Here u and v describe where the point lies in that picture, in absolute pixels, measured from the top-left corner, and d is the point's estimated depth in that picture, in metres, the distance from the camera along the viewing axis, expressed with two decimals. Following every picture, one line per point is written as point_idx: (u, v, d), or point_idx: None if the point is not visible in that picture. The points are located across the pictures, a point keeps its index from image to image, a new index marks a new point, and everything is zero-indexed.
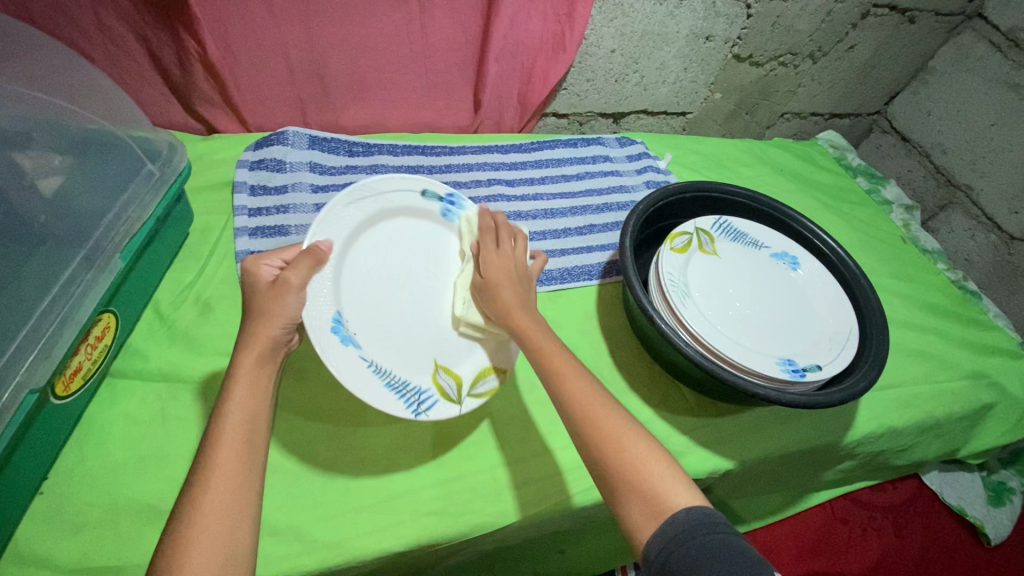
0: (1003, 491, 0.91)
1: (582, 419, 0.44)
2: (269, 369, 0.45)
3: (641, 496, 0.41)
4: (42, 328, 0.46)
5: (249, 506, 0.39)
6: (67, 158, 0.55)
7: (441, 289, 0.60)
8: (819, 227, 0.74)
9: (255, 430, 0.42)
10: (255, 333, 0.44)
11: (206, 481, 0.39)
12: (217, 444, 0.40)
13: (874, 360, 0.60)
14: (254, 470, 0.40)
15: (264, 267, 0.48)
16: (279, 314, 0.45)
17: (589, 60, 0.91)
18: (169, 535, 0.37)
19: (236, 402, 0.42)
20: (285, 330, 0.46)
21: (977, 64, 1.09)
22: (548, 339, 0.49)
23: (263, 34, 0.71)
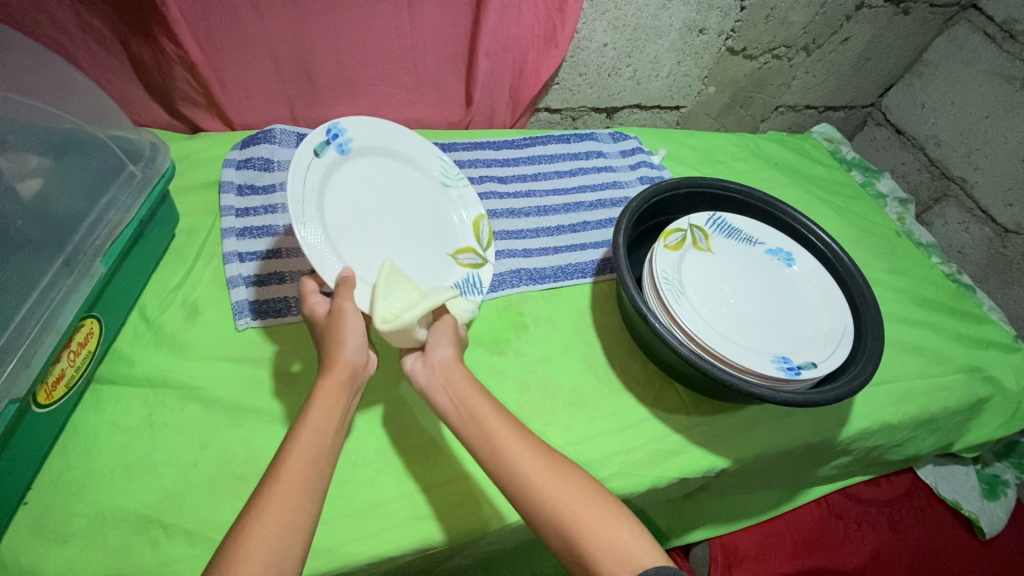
0: (997, 484, 0.92)
1: (531, 481, 0.44)
2: (345, 400, 0.47)
3: (602, 553, 0.41)
4: (22, 335, 0.45)
5: (307, 522, 0.39)
6: (46, 159, 0.54)
7: (386, 198, 0.62)
8: (814, 222, 0.74)
9: (325, 451, 0.43)
10: (330, 363, 0.47)
11: (272, 489, 0.39)
12: (288, 457, 0.41)
13: (869, 357, 0.60)
14: (319, 489, 0.41)
15: (315, 304, 0.52)
16: (351, 342, 0.48)
17: (581, 54, 0.90)
18: (225, 542, 0.37)
19: (312, 423, 0.44)
20: (359, 359, 0.48)
21: (972, 55, 1.08)
22: (478, 394, 0.49)
23: (247, 30, 0.70)
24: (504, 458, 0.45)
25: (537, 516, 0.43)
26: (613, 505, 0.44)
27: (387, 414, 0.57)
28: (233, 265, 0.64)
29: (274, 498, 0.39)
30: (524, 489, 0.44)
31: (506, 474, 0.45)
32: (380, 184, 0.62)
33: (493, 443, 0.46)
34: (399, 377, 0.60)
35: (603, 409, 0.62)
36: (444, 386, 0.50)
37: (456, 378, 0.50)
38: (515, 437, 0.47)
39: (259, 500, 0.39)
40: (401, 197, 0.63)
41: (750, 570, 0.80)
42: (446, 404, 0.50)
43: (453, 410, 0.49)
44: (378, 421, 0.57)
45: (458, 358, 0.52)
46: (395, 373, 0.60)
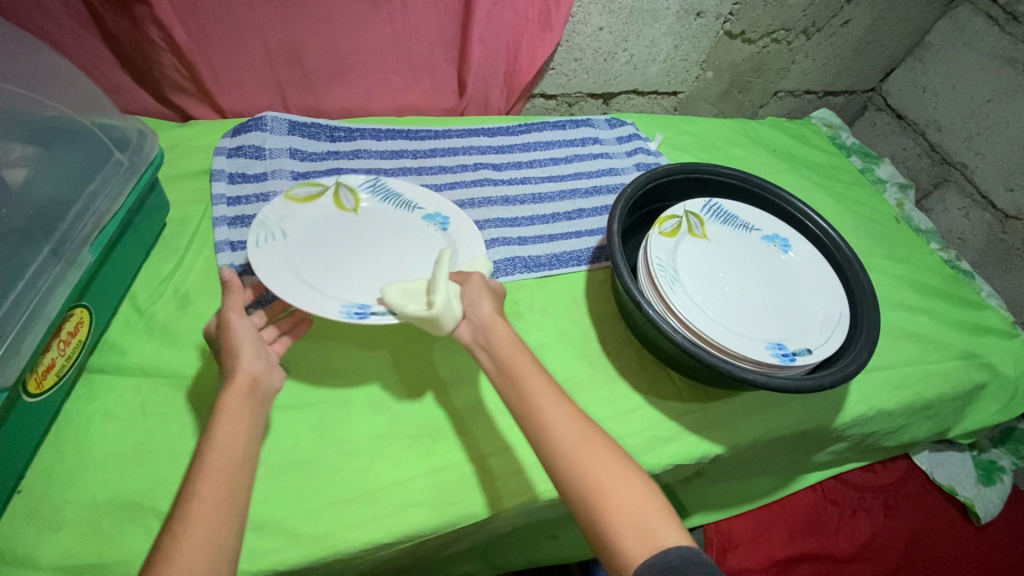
0: (993, 470, 0.92)
1: (565, 444, 0.45)
2: (253, 407, 0.46)
3: (622, 525, 0.41)
4: (9, 325, 0.44)
5: (231, 537, 0.39)
6: (30, 147, 0.53)
7: (324, 254, 0.59)
8: (811, 208, 0.73)
9: (239, 468, 0.42)
10: (229, 375, 0.48)
11: (192, 509, 0.39)
12: (201, 479, 0.41)
13: (865, 342, 0.60)
14: (238, 506, 0.41)
15: (213, 324, 0.51)
16: (240, 356, 0.48)
17: (577, 38, 0.89)
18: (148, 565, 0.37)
19: (219, 440, 0.43)
20: (252, 368, 0.48)
21: (974, 38, 1.06)
22: (521, 357, 0.50)
23: (236, 16, 0.69)
24: (540, 419, 0.46)
25: (565, 479, 0.44)
26: (643, 479, 0.44)
27: (381, 401, 0.57)
28: (225, 254, 0.63)
29: (193, 519, 0.39)
30: (555, 453, 0.45)
31: (539, 433, 0.46)
32: (308, 251, 0.58)
33: (530, 404, 0.47)
34: (394, 366, 0.60)
35: (597, 396, 0.62)
36: (485, 346, 0.52)
37: (495, 338, 0.52)
38: (554, 400, 0.48)
39: (180, 523, 0.38)
40: (324, 240, 0.60)
41: (741, 556, 0.80)
42: (489, 364, 0.51)
43: (495, 372, 0.50)
44: (372, 407, 0.57)
45: (495, 314, 0.53)
46: (388, 359, 0.60)
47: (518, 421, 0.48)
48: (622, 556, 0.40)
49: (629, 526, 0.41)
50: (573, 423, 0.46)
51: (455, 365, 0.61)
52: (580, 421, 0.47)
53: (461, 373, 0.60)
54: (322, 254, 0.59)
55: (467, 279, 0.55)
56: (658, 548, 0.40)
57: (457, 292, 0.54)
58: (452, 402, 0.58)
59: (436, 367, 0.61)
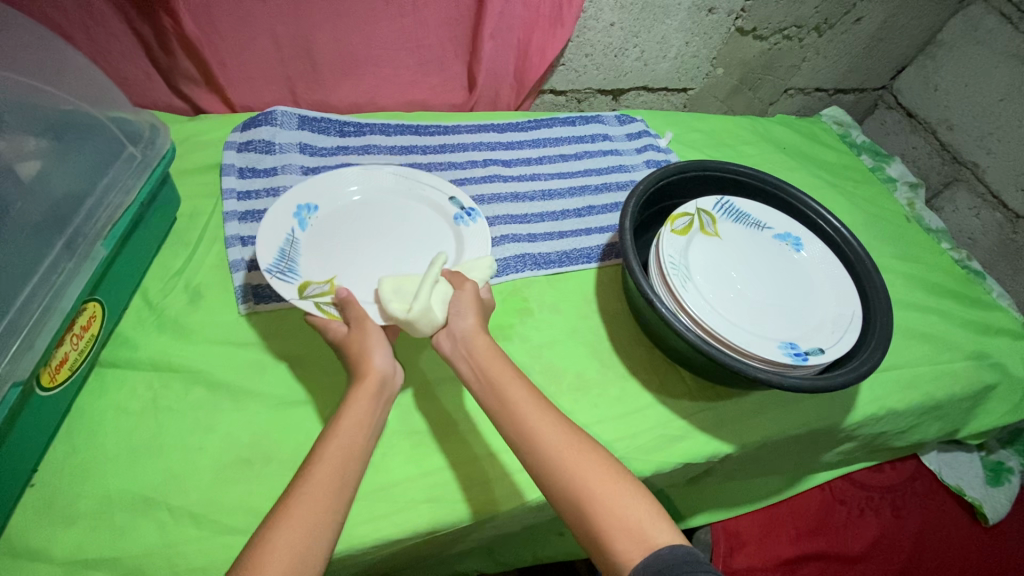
0: (1001, 471, 0.92)
1: (549, 449, 0.45)
2: (376, 410, 0.47)
3: (613, 527, 0.41)
4: (23, 319, 0.44)
5: (334, 514, 0.41)
6: (43, 141, 0.53)
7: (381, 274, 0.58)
8: (823, 206, 0.73)
9: (354, 455, 0.44)
10: (362, 373, 0.48)
11: (306, 484, 0.41)
12: (319, 460, 0.43)
13: (878, 342, 0.59)
14: (348, 488, 0.42)
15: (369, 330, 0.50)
16: (375, 354, 0.49)
17: (588, 33, 0.88)
18: (258, 528, 0.39)
19: (341, 427, 0.45)
20: (385, 369, 0.49)
21: (987, 36, 1.05)
22: (501, 365, 0.50)
23: (247, 9, 0.68)
24: (522, 427, 0.46)
25: (552, 485, 0.44)
26: (631, 480, 0.44)
27: (392, 396, 0.57)
28: (235, 249, 0.63)
29: (303, 496, 0.40)
30: (539, 460, 0.45)
31: (523, 441, 0.46)
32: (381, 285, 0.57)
33: (512, 412, 0.47)
34: (404, 362, 0.60)
35: (608, 394, 0.62)
36: (467, 357, 0.51)
37: (477, 348, 0.51)
38: (535, 408, 0.47)
39: (290, 498, 0.40)
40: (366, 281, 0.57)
41: (750, 556, 0.80)
42: (469, 373, 0.50)
43: (474, 379, 0.50)
44: None
45: (479, 326, 0.52)
46: (398, 356, 0.60)
47: (500, 431, 0.48)
48: (616, 558, 0.40)
49: (620, 528, 0.41)
50: (555, 429, 0.46)
51: None
52: (563, 426, 0.46)
53: None
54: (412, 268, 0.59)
55: (462, 283, 0.54)
56: (652, 550, 0.40)
57: (447, 293, 0.53)
58: (463, 399, 0.58)
59: (447, 365, 0.60)
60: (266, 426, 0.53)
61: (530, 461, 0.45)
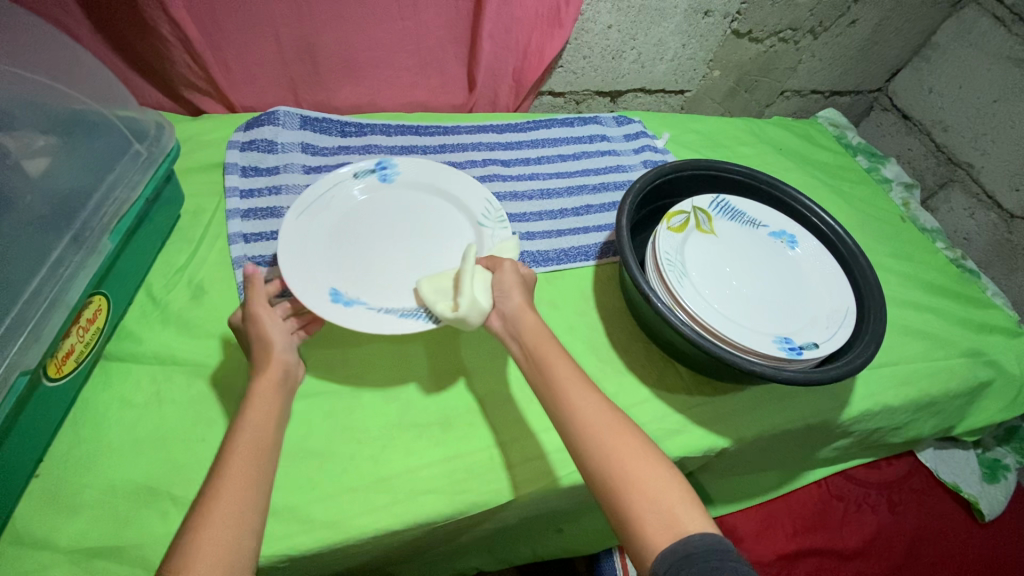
0: (997, 468, 0.92)
1: (591, 426, 0.46)
2: (280, 400, 0.48)
3: (643, 509, 0.41)
4: (32, 310, 0.45)
5: (256, 508, 0.41)
6: (51, 138, 0.55)
7: (431, 246, 0.63)
8: (817, 205, 0.74)
9: (266, 450, 0.44)
10: (263, 362, 0.49)
11: (225, 480, 0.41)
12: (233, 454, 0.43)
13: (872, 336, 0.60)
14: (264, 484, 0.42)
15: (275, 337, 0.50)
16: (274, 342, 0.50)
17: (586, 36, 0.89)
18: (186, 525, 0.39)
19: (251, 420, 0.45)
20: (288, 355, 0.50)
21: (980, 39, 1.06)
22: (551, 347, 0.51)
23: (250, 12, 0.70)
24: (564, 404, 0.47)
25: (590, 466, 0.44)
26: (668, 466, 0.44)
27: (393, 390, 0.58)
28: (238, 246, 0.64)
29: (224, 492, 0.40)
30: (580, 437, 0.46)
31: (565, 417, 0.47)
32: (442, 248, 0.63)
33: (556, 388, 0.48)
34: (405, 357, 0.61)
35: (605, 388, 0.63)
36: (517, 336, 0.53)
37: (526, 327, 0.53)
38: (581, 388, 0.48)
39: (214, 493, 0.40)
40: (429, 260, 0.61)
41: (748, 552, 0.81)
42: (519, 352, 0.52)
43: (523, 356, 0.52)
44: (384, 396, 0.57)
45: (525, 304, 0.54)
46: (399, 350, 0.61)
47: (545, 408, 0.49)
48: (647, 542, 0.40)
49: (653, 511, 0.41)
50: (598, 409, 0.47)
51: (464, 358, 0.61)
52: (607, 405, 0.48)
53: (470, 365, 0.61)
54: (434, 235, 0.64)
55: (499, 264, 0.56)
56: (681, 535, 0.40)
57: (489, 278, 0.55)
58: (462, 392, 0.59)
59: (446, 360, 0.61)
60: None
61: (572, 439, 0.46)
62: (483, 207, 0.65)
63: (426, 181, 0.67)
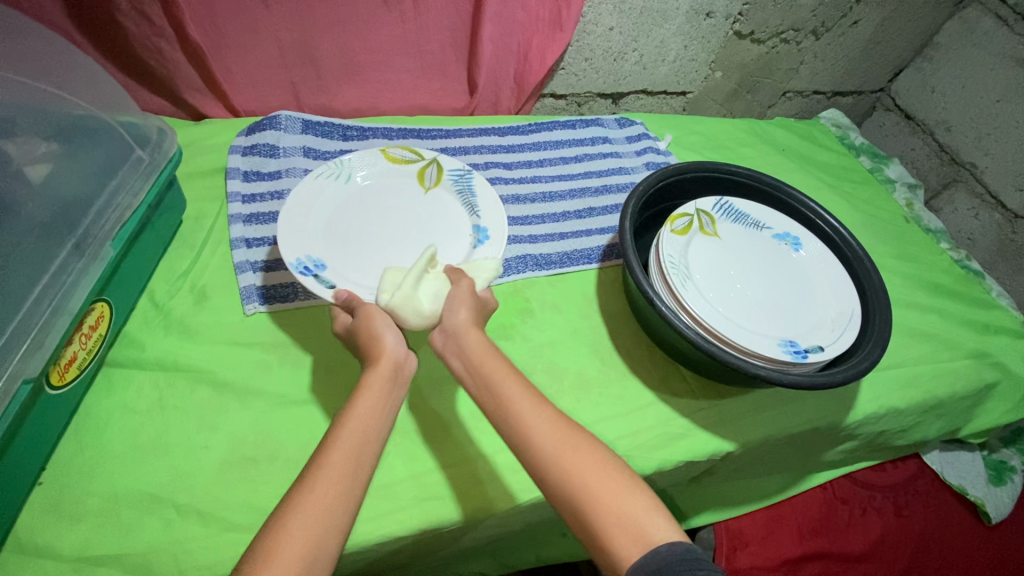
0: (1004, 470, 0.91)
1: (542, 445, 0.44)
2: (394, 393, 0.46)
3: (609, 523, 0.41)
4: (34, 317, 0.45)
5: (346, 508, 0.40)
6: (54, 144, 0.54)
7: (413, 216, 0.64)
8: (822, 207, 0.73)
9: (370, 445, 0.43)
10: (376, 357, 0.47)
11: (320, 474, 0.40)
12: (332, 448, 0.42)
13: (877, 339, 0.60)
14: (361, 483, 0.41)
15: (389, 338, 0.48)
16: (387, 337, 0.48)
17: (587, 38, 0.89)
18: (266, 526, 0.38)
19: (362, 411, 0.44)
20: (398, 350, 0.48)
21: (983, 38, 1.06)
22: (494, 359, 0.49)
23: (251, 17, 0.70)
24: (517, 423, 0.46)
25: (547, 483, 0.43)
26: (631, 478, 0.44)
27: None
28: (241, 251, 0.64)
29: (316, 488, 0.39)
30: (536, 456, 0.44)
31: (518, 437, 0.45)
32: (416, 204, 0.65)
33: (507, 407, 0.46)
34: None
35: (609, 392, 0.62)
36: (459, 353, 0.50)
37: (468, 342, 0.50)
38: (530, 403, 0.47)
39: (306, 486, 0.40)
40: (421, 203, 0.65)
41: (751, 555, 0.80)
42: (463, 370, 0.50)
43: (467, 375, 0.49)
44: None
45: (471, 320, 0.52)
46: None
47: (496, 427, 0.47)
48: (617, 555, 0.40)
49: (619, 525, 0.41)
50: (549, 427, 0.45)
51: None
52: (562, 421, 0.46)
53: None
54: (371, 209, 0.63)
55: (459, 278, 0.55)
56: (652, 547, 0.39)
57: (443, 289, 0.53)
58: (466, 398, 0.59)
59: (449, 364, 0.61)
60: (272, 424, 0.54)
61: (528, 459, 0.45)
62: (349, 168, 0.65)
63: (303, 205, 0.59)
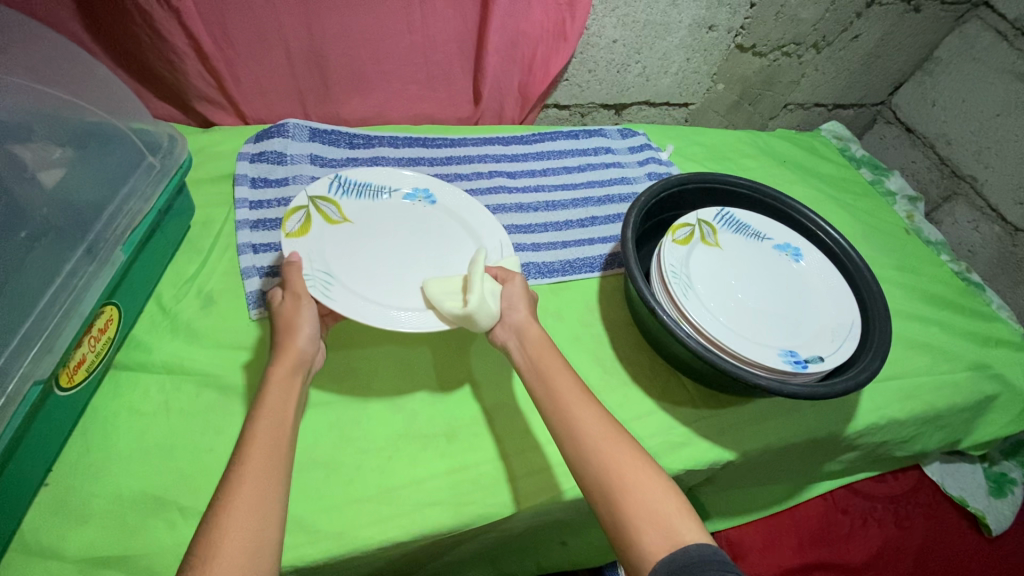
0: (1004, 483, 0.91)
1: (586, 438, 0.46)
2: (298, 380, 0.49)
3: (640, 520, 0.42)
4: (45, 320, 0.46)
5: (277, 497, 0.41)
6: (67, 151, 0.56)
7: (372, 245, 0.61)
8: (823, 218, 0.74)
9: (284, 437, 0.45)
10: (282, 349, 0.50)
11: (244, 468, 0.41)
12: (252, 442, 0.43)
13: (877, 350, 0.60)
14: (282, 471, 0.43)
15: (304, 342, 0.51)
16: (300, 329, 0.51)
17: (591, 50, 0.91)
18: (204, 523, 0.39)
19: (269, 407, 0.46)
20: (308, 345, 0.51)
21: (983, 53, 1.08)
22: (551, 357, 0.52)
23: (262, 27, 0.71)
24: (566, 416, 0.48)
25: (587, 476, 0.45)
26: (662, 478, 0.44)
27: (399, 401, 0.58)
28: (247, 256, 0.65)
29: (245, 482, 0.41)
30: (577, 449, 0.46)
31: (565, 428, 0.48)
32: (352, 235, 0.61)
33: (557, 400, 0.49)
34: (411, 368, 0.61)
35: (610, 400, 0.63)
36: (521, 345, 0.55)
37: (530, 337, 0.55)
38: (580, 398, 0.49)
39: (235, 480, 0.41)
40: (380, 215, 0.65)
41: (750, 565, 0.80)
42: (522, 360, 0.54)
43: (526, 368, 0.53)
44: (390, 407, 0.58)
45: (530, 317, 0.56)
46: (404, 361, 0.61)
47: (546, 419, 0.50)
48: (643, 554, 0.40)
49: (649, 521, 0.41)
50: (596, 421, 0.47)
51: (471, 368, 0.62)
52: (606, 419, 0.48)
53: (476, 375, 0.61)
54: (362, 252, 0.60)
55: (510, 277, 0.58)
56: (679, 546, 0.40)
57: (498, 288, 0.57)
58: (469, 404, 0.59)
59: (452, 369, 0.62)
60: None
61: (568, 450, 0.47)
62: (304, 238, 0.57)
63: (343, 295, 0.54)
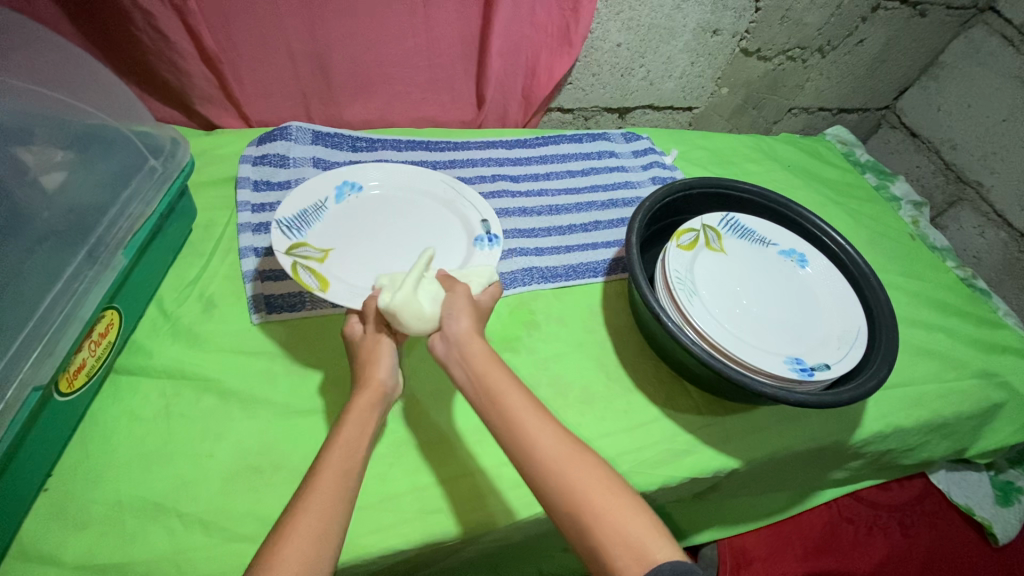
0: (1010, 491, 0.90)
1: (546, 459, 0.44)
2: (378, 411, 0.48)
3: (610, 542, 0.41)
4: (46, 325, 0.46)
5: (340, 524, 0.40)
6: (69, 153, 0.55)
7: (365, 248, 0.61)
8: (828, 224, 0.73)
9: (355, 463, 0.44)
10: (364, 384, 0.49)
11: (312, 491, 0.41)
12: (324, 468, 0.43)
13: (884, 358, 0.60)
14: (349, 496, 0.42)
15: (388, 373, 0.50)
16: (381, 362, 0.50)
17: (596, 53, 0.90)
18: (266, 544, 0.39)
19: (346, 433, 0.45)
20: (388, 379, 0.50)
21: (989, 58, 1.07)
22: (501, 371, 0.49)
23: (265, 29, 0.71)
24: (520, 437, 0.45)
25: (550, 498, 0.43)
26: (632, 498, 0.43)
27: (401, 407, 0.58)
28: (249, 260, 0.65)
29: (310, 506, 0.40)
30: (538, 471, 0.44)
31: (520, 450, 0.45)
32: (341, 238, 0.61)
33: (510, 420, 0.46)
34: (414, 373, 0.61)
35: (613, 407, 0.62)
36: (462, 364, 0.50)
37: (473, 355, 0.50)
38: (536, 418, 0.47)
39: (302, 505, 0.40)
40: (346, 218, 0.63)
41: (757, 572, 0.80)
42: (465, 381, 0.49)
43: (469, 386, 0.49)
44: (392, 413, 0.57)
45: (473, 330, 0.51)
46: (407, 367, 0.61)
47: (498, 438, 0.47)
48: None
49: (620, 543, 0.41)
50: (555, 442, 0.45)
51: None
52: (565, 439, 0.46)
53: None
54: (371, 262, 0.60)
55: (455, 287, 0.54)
56: (654, 567, 0.39)
57: (439, 295, 0.52)
58: (472, 410, 0.59)
59: None
60: (276, 433, 0.54)
61: (528, 472, 0.45)
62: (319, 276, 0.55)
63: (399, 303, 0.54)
